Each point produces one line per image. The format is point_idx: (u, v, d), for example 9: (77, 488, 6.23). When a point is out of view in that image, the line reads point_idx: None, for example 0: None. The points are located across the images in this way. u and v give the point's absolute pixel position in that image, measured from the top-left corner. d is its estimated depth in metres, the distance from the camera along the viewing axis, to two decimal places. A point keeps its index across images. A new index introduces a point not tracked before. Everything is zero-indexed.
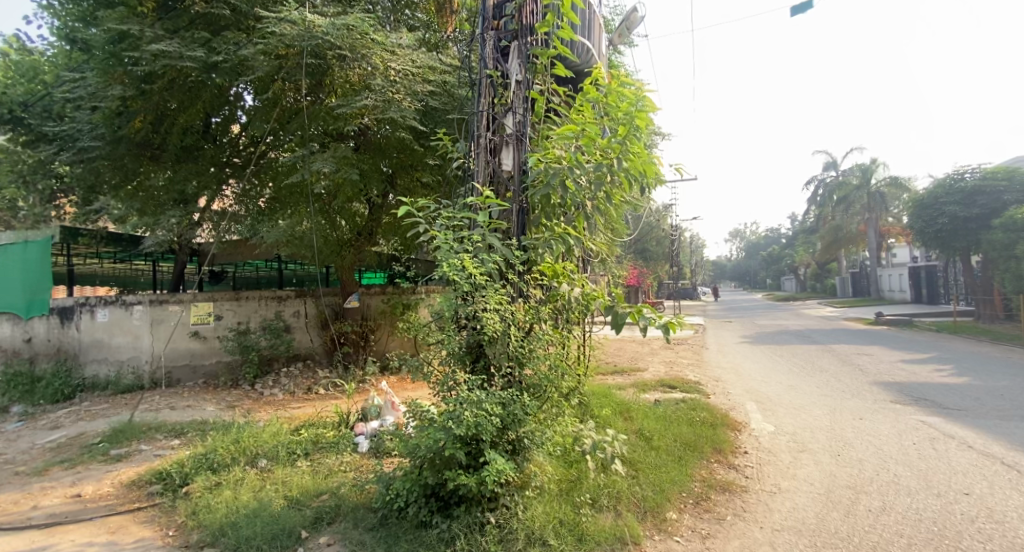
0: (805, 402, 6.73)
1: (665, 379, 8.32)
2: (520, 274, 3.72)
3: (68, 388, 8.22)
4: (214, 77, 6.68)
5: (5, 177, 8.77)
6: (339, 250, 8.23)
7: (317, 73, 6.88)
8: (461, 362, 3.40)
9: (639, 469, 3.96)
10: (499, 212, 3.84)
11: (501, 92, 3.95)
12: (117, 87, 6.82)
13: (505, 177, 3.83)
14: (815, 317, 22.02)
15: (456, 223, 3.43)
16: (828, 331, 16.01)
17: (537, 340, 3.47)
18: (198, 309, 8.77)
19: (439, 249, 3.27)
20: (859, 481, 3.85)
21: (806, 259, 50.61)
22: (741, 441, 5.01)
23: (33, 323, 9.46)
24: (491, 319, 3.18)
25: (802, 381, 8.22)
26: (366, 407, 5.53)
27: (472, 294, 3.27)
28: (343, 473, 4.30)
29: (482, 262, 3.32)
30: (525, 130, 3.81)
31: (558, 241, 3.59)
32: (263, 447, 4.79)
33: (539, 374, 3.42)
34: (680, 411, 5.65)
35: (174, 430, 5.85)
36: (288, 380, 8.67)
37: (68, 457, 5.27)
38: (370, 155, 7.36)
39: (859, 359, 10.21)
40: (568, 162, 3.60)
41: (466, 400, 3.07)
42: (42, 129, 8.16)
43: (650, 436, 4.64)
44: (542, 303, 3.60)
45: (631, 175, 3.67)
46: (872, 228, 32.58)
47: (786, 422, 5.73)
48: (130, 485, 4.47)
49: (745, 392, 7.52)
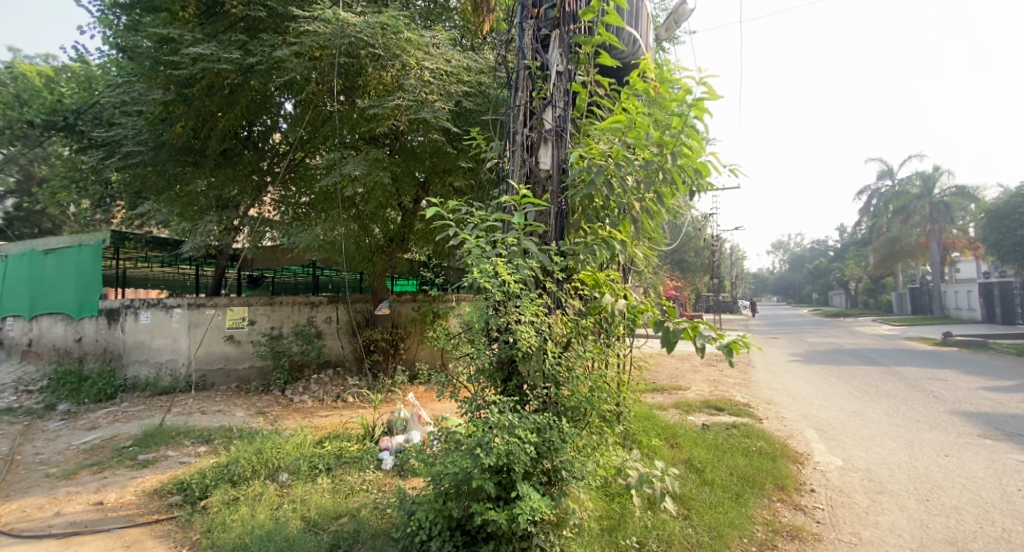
0: (873, 432, 6.07)
1: (709, 398, 7.75)
2: (557, 282, 3.39)
3: (110, 388, 8.37)
4: (251, 80, 6.70)
5: (58, 182, 9.09)
6: (369, 255, 8.22)
7: (351, 72, 6.81)
8: (491, 380, 3.07)
9: (691, 508, 3.54)
10: (536, 213, 3.50)
11: (540, 85, 3.64)
12: (158, 91, 6.90)
13: (542, 176, 3.50)
14: (872, 335, 20.56)
15: (489, 225, 3.12)
16: (889, 351, 14.83)
17: (577, 357, 3.12)
18: (234, 313, 8.82)
19: (470, 254, 2.98)
20: (961, 536, 3.30)
21: (859, 275, 48.07)
22: (806, 477, 4.47)
23: (84, 324, 9.84)
24: (526, 333, 2.84)
25: (867, 406, 7.49)
26: (391, 420, 5.27)
27: (504, 304, 2.95)
28: (366, 493, 4.04)
29: (516, 269, 2.98)
30: (566, 126, 3.49)
31: (601, 246, 3.22)
32: (286, 460, 4.58)
33: (579, 396, 3.05)
34: (731, 438, 5.13)
35: (202, 436, 5.74)
36: (318, 387, 8.56)
37: (97, 460, 5.22)
38: (403, 160, 7.19)
39: (931, 384, 9.29)
40: (614, 158, 3.23)
41: (497, 425, 2.73)
42: (92, 135, 8.41)
43: (701, 468, 4.19)
44: (582, 316, 3.27)
45: (684, 172, 3.28)
46: (935, 241, 30.49)
47: (855, 456, 5.12)
48: (152, 493, 4.33)
49: (801, 418, 6.86)
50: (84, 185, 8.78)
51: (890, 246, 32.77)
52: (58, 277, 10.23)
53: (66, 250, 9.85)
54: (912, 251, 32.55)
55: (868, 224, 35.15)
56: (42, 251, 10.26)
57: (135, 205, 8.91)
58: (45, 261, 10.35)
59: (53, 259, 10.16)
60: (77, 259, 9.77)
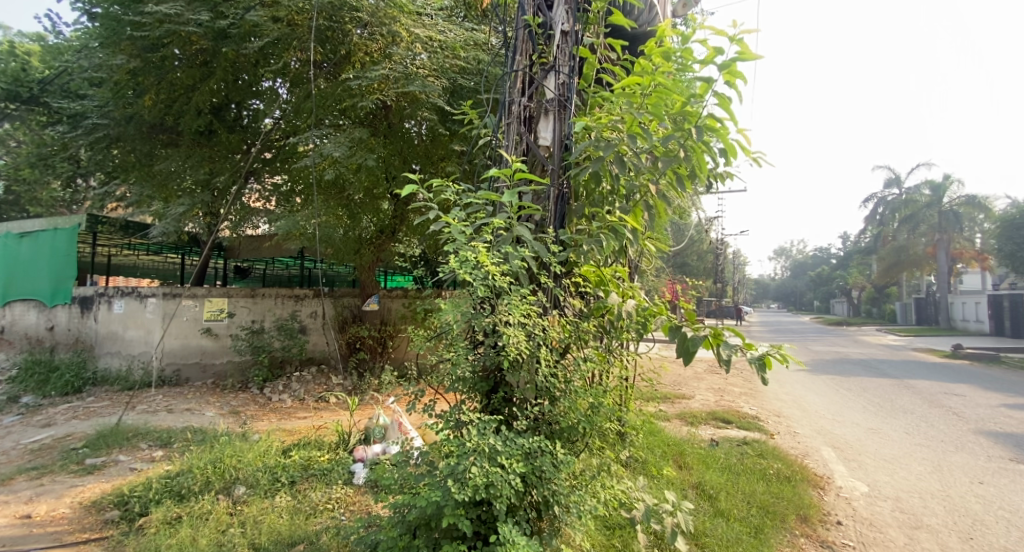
0: (896, 452, 5.58)
1: (717, 410, 7.23)
2: (555, 277, 2.90)
3: (78, 381, 7.88)
4: (224, 46, 6.34)
5: (22, 158, 8.49)
6: (356, 247, 7.67)
7: (330, 40, 6.43)
8: (474, 392, 2.56)
9: (705, 548, 3.01)
10: (533, 197, 2.97)
11: (542, 49, 3.15)
12: (124, 58, 6.36)
13: (542, 154, 2.97)
14: (878, 345, 20.00)
15: (475, 206, 2.59)
16: (898, 362, 14.34)
17: (575, 366, 2.63)
18: (212, 304, 8.35)
19: (452, 241, 2.44)
20: None
21: (863, 284, 47.55)
22: (829, 506, 3.97)
23: (56, 312, 9.34)
24: (515, 337, 2.33)
25: (885, 423, 6.99)
26: (369, 427, 4.76)
27: (489, 301, 2.45)
28: (330, 513, 3.54)
29: (505, 260, 2.47)
30: (570, 96, 3.00)
31: (608, 236, 2.72)
32: (245, 470, 4.06)
33: (577, 415, 2.56)
34: (744, 458, 4.63)
35: (161, 438, 5.23)
36: (299, 385, 8.04)
37: (41, 464, 4.69)
38: (394, 143, 6.72)
39: (948, 399, 8.80)
40: (628, 131, 2.70)
41: (476, 450, 2.21)
42: (61, 109, 7.89)
43: (713, 496, 3.70)
44: (582, 318, 2.77)
45: (709, 152, 2.74)
46: (943, 250, 29.97)
47: (880, 482, 4.62)
48: (90, 506, 3.79)
49: (816, 434, 6.33)
50: (50, 162, 8.16)
51: (897, 254, 32.02)
52: (31, 262, 9.72)
53: (41, 233, 9.34)
54: (919, 261, 31.48)
55: (873, 233, 34.70)
56: (17, 235, 9.68)
57: (109, 185, 8.36)
58: (17, 245, 9.79)
59: (26, 243, 9.57)
60: (52, 243, 9.29)
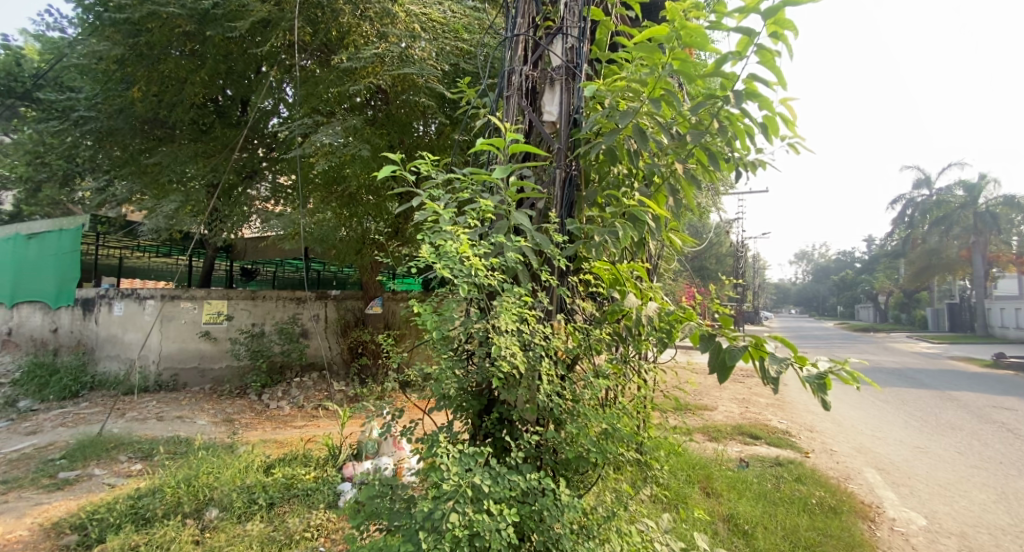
0: (949, 476, 4.96)
1: (743, 423, 6.65)
2: (561, 275, 2.46)
3: (76, 385, 7.63)
4: (210, 29, 6.09)
5: (18, 154, 8.35)
6: (357, 247, 7.27)
7: (321, 19, 6.12)
8: (464, 413, 2.12)
9: None
10: (537, 180, 2.50)
11: (547, 11, 2.70)
12: (111, 45, 6.12)
13: (547, 130, 2.51)
14: (911, 353, 18.97)
15: (467, 188, 2.13)
16: (937, 372, 13.44)
17: (586, 382, 2.16)
18: (211, 307, 8.08)
19: (435, 230, 1.98)
20: None
21: (890, 289, 45.94)
22: (885, 544, 3.40)
23: (59, 314, 9.14)
24: (508, 349, 1.86)
25: (931, 440, 6.34)
26: (362, 440, 4.32)
27: (480, 303, 1.99)
28: (307, 545, 3.12)
29: (498, 253, 2.01)
30: (580, 61, 2.54)
31: (625, 224, 2.24)
32: (220, 490, 3.67)
33: (585, 443, 2.08)
34: (780, 484, 4.09)
35: (142, 450, 4.89)
36: (299, 392, 7.72)
37: (13, 476, 4.38)
38: (386, 131, 6.34)
39: (1001, 413, 8.03)
40: (646, 97, 2.20)
41: (459, 491, 1.76)
42: (57, 105, 7.72)
43: (748, 531, 3.23)
44: (594, 324, 2.31)
45: (745, 125, 2.23)
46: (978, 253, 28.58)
47: (940, 513, 4.03)
48: (50, 527, 3.44)
49: (856, 454, 5.70)
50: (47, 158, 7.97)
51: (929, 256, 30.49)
52: (36, 265, 9.42)
53: (42, 234, 9.03)
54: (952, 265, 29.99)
55: (902, 236, 33.43)
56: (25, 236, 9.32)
57: (107, 184, 8.16)
58: (22, 247, 9.44)
59: (32, 244, 9.25)
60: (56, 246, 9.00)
